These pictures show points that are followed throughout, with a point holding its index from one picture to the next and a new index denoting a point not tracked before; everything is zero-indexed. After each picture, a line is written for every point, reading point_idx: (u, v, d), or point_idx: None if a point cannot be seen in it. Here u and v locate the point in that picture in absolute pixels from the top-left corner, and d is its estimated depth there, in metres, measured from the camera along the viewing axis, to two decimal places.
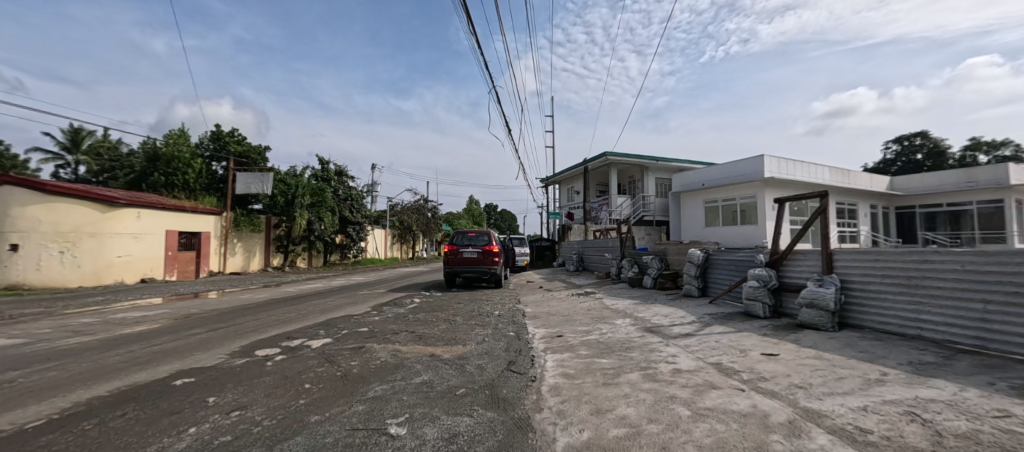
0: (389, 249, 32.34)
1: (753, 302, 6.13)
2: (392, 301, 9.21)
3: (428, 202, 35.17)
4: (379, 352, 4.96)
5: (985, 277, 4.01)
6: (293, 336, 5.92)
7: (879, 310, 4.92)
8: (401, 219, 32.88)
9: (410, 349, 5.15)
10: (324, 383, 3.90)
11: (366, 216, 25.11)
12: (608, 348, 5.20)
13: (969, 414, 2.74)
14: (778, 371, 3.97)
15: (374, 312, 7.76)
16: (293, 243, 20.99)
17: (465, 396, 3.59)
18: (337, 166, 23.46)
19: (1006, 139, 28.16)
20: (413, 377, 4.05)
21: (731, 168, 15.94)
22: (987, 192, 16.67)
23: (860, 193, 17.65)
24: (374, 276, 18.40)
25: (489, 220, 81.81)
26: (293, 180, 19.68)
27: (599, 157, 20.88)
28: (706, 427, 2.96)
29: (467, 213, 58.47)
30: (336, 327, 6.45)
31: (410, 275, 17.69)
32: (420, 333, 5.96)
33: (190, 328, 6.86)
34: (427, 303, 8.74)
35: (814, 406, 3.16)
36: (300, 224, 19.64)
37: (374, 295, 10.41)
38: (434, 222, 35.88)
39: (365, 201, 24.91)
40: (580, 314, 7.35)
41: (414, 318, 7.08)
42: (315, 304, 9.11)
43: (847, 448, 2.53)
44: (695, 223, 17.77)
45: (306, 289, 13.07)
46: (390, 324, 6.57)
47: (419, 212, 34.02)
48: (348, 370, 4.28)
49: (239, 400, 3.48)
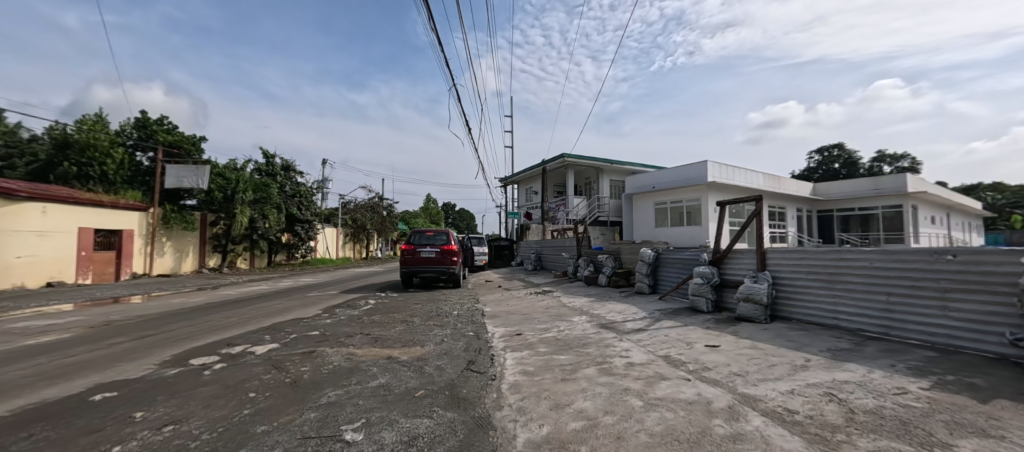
0: (342, 250, 31.12)
1: (698, 298, 6.57)
2: (346, 302, 8.96)
3: (384, 201, 34.25)
4: (331, 356, 4.84)
5: (887, 273, 4.58)
6: (234, 342, 5.62)
7: (803, 303, 5.48)
8: (355, 217, 31.60)
9: (365, 352, 5.06)
10: (271, 391, 3.76)
11: (316, 214, 24.04)
12: (566, 344, 5.40)
13: (876, 392, 3.16)
14: (720, 361, 4.33)
15: (325, 315, 7.49)
16: (233, 243, 19.60)
17: (425, 398, 3.61)
18: (284, 160, 22.28)
19: (906, 152, 32.01)
20: (370, 380, 4.01)
21: (679, 171, 16.85)
22: (890, 198, 18.86)
23: (789, 197, 19.33)
24: (326, 276, 17.67)
25: (446, 218, 80.53)
26: (233, 175, 18.42)
27: (557, 159, 21.24)
28: (656, 415, 3.20)
29: (424, 212, 57.16)
30: (284, 331, 6.20)
31: (365, 275, 17.23)
32: (376, 335, 5.87)
33: (109, 337, 6.26)
34: (382, 305, 8.55)
35: (750, 392, 3.51)
36: (242, 223, 18.26)
37: (326, 297, 10.08)
38: (389, 221, 35.01)
39: (315, 198, 23.83)
40: (538, 312, 7.53)
41: (370, 320, 6.94)
42: (262, 307, 8.71)
43: (779, 429, 2.84)
44: (646, 224, 18.62)
45: (247, 291, 12.39)
46: (345, 327, 6.41)
47: (374, 210, 33.04)
48: (298, 377, 4.13)
49: (171, 414, 3.28)
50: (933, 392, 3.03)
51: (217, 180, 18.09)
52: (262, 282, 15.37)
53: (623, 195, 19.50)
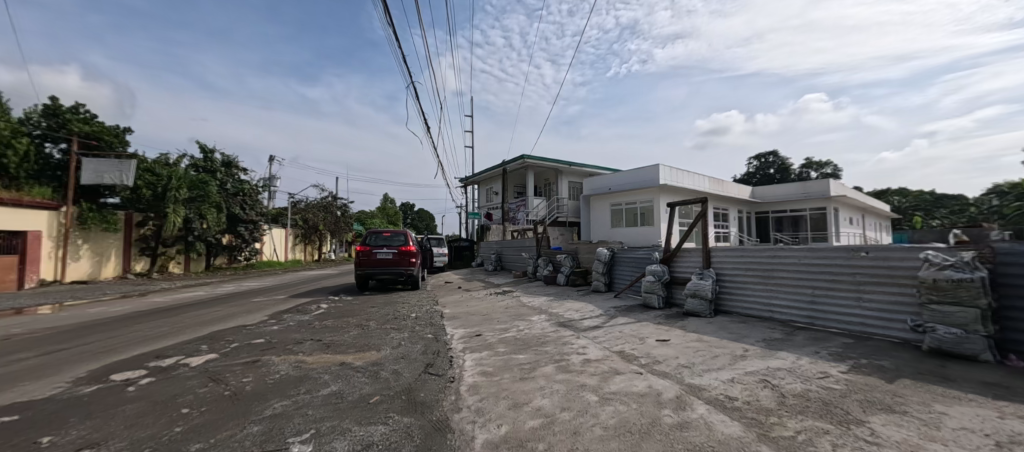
0: (291, 252, 29.62)
1: (649, 294, 6.89)
2: (295, 307, 8.57)
3: (338, 200, 32.99)
4: (278, 365, 4.63)
5: (814, 269, 5.02)
6: (165, 354, 5.23)
7: (742, 297, 5.91)
8: (305, 218, 30.16)
9: (315, 359, 4.88)
10: (208, 406, 3.54)
11: (261, 214, 22.76)
12: (525, 344, 5.49)
13: (803, 377, 3.48)
14: (669, 354, 4.58)
15: (271, 321, 7.13)
16: (164, 245, 18.24)
17: (380, 404, 3.56)
18: (226, 155, 20.86)
19: (829, 160, 35.15)
20: (321, 389, 3.88)
21: (633, 174, 17.51)
22: (815, 201, 20.62)
23: (731, 200, 20.64)
24: (272, 280, 16.72)
25: (405, 218, 78.87)
26: (165, 170, 16.95)
27: (517, 160, 21.38)
28: (611, 409, 3.34)
29: (381, 212, 55.64)
30: (223, 340, 5.85)
31: (317, 279, 16.51)
32: (328, 341, 5.68)
33: (10, 354, 5.61)
34: (335, 309, 8.26)
35: (696, 382, 3.74)
36: (174, 223, 17.02)
37: (272, 302, 9.57)
38: (344, 221, 33.76)
39: (260, 196, 22.54)
40: (498, 312, 7.58)
41: (322, 325, 6.69)
42: (199, 315, 8.14)
43: (721, 415, 3.06)
44: (603, 224, 19.19)
45: (182, 298, 11.51)
46: (294, 334, 6.15)
47: (327, 210, 31.73)
48: (239, 389, 3.91)
49: (87, 437, 3.01)
50: (851, 375, 3.38)
51: (145, 176, 16.58)
52: (200, 287, 14.32)
53: (581, 196, 19.97)
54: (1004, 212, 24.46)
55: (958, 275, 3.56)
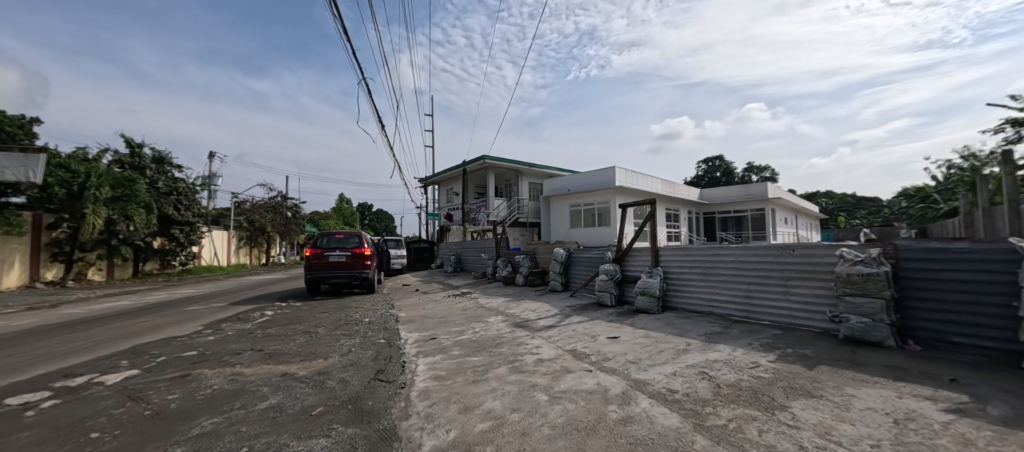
0: (234, 256, 27.79)
1: (603, 293, 7.08)
2: (235, 316, 8.07)
3: (287, 200, 31.55)
4: (212, 379, 4.35)
5: (749, 267, 5.35)
6: (76, 372, 4.76)
7: (686, 294, 6.20)
8: (250, 219, 28.54)
9: (254, 370, 4.63)
10: (124, 428, 3.26)
11: (198, 215, 21.29)
12: (479, 346, 5.47)
13: (737, 367, 3.70)
14: (619, 351, 4.72)
15: (206, 332, 6.68)
16: (82, 250, 16.58)
17: (323, 415, 3.43)
18: (157, 151, 19.44)
19: (768, 164, 37.67)
20: (258, 403, 3.68)
21: (591, 176, 17.92)
22: (756, 202, 22.10)
23: (681, 201, 21.62)
24: (211, 287, 15.66)
25: (362, 219, 76.53)
26: (83, 167, 15.58)
27: (477, 160, 21.31)
28: (559, 408, 3.39)
29: (336, 213, 53.73)
30: (148, 354, 5.41)
31: (262, 284, 15.63)
32: (271, 350, 5.41)
33: None
34: (281, 316, 7.87)
35: (641, 376, 3.88)
36: (94, 225, 15.54)
37: (209, 310, 8.94)
38: (294, 223, 32.31)
39: (198, 196, 21.11)
40: (455, 315, 7.52)
41: (265, 334, 6.36)
42: (120, 328, 7.46)
43: (662, 408, 3.19)
44: (562, 225, 19.50)
45: (104, 308, 10.54)
46: (232, 344, 5.80)
47: (275, 210, 30.32)
48: (163, 407, 3.64)
49: None
50: (778, 364, 3.63)
51: (58, 172, 15.10)
52: (126, 296, 13.17)
53: (541, 197, 20.19)
54: (913, 212, 27.31)
55: (867, 270, 3.91)
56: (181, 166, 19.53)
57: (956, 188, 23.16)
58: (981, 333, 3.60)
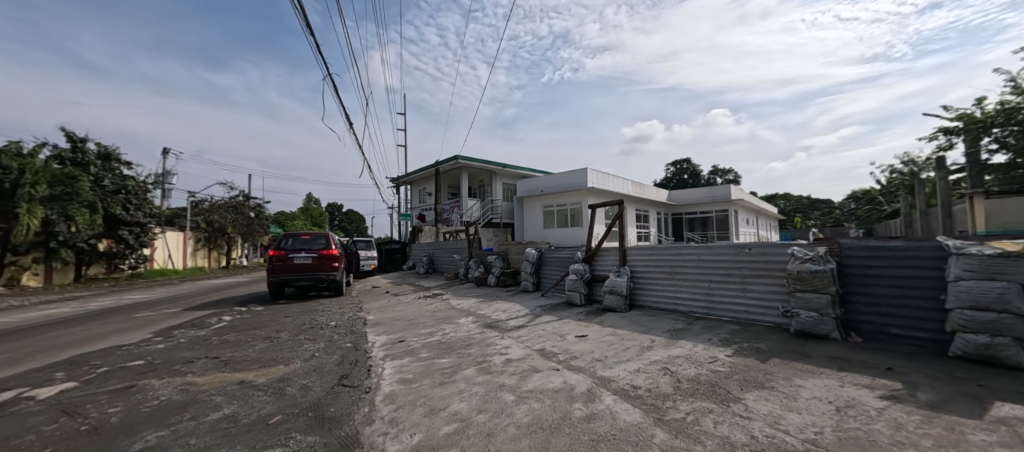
0: (191, 259, 26.43)
1: (573, 292, 7.16)
2: (189, 322, 7.69)
3: (249, 200, 30.37)
4: (160, 390, 4.13)
5: (710, 265, 5.54)
6: (5, 387, 4.41)
7: (651, 292, 6.36)
8: (209, 219, 27.30)
9: (208, 379, 4.43)
10: (57, 446, 3.05)
11: (150, 216, 20.17)
12: (448, 347, 5.43)
13: (697, 362, 3.81)
14: (586, 349, 4.79)
15: (157, 339, 6.33)
16: (15, 253, 15.39)
17: (281, 423, 3.31)
18: (103, 146, 18.33)
19: (732, 167, 39.18)
20: (210, 413, 3.52)
21: (563, 177, 18.12)
22: (720, 204, 22.91)
23: (650, 202, 22.16)
24: (165, 292, 14.85)
25: (331, 220, 74.52)
26: (15, 162, 14.50)
27: (450, 160, 21.16)
28: (526, 408, 3.41)
29: (304, 213, 52.19)
30: (89, 365, 5.08)
31: (222, 288, 14.95)
32: (227, 358, 5.18)
33: None
34: (240, 321, 7.56)
35: (607, 374, 3.95)
36: (30, 226, 14.46)
37: (160, 317, 8.46)
38: (258, 223, 31.14)
39: (149, 195, 20.01)
40: (425, 317, 7.43)
41: (222, 341, 6.09)
42: (57, 337, 6.95)
43: (625, 404, 3.25)
44: (535, 226, 19.62)
45: (41, 316, 9.81)
46: (184, 352, 5.52)
47: (236, 210, 29.13)
48: (102, 422, 3.42)
49: None
50: (734, 358, 3.77)
51: None
52: (68, 303, 12.31)
53: (515, 198, 20.23)
54: (862, 213, 29.05)
55: (815, 267, 4.14)
56: (130, 163, 18.46)
57: (898, 191, 24.86)
58: (914, 325, 3.87)
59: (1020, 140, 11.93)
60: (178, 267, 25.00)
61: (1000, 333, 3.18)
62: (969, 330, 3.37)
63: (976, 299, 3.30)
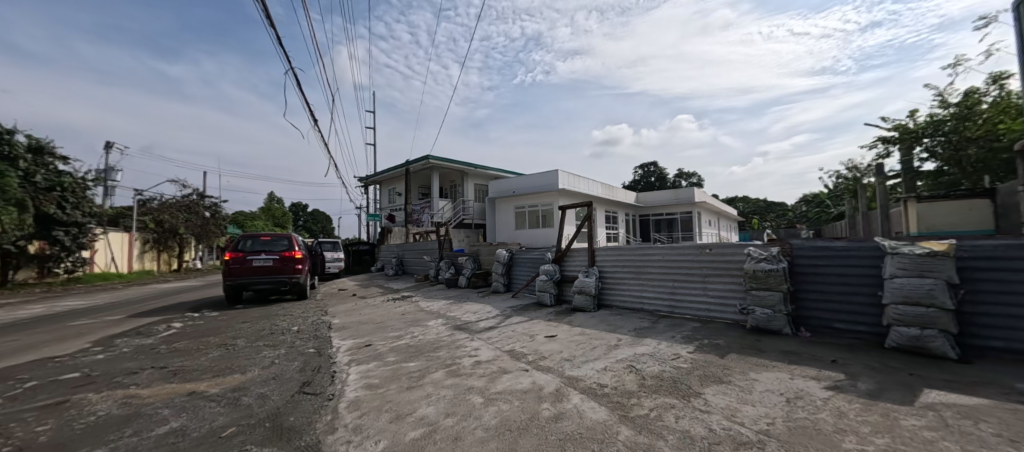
0: (137, 261, 24.77)
1: (543, 293, 7.24)
2: (135, 330, 7.22)
3: (204, 200, 28.88)
4: (101, 404, 3.86)
5: (673, 265, 5.73)
6: None
7: (618, 291, 6.51)
8: (159, 219, 25.76)
9: (156, 391, 4.18)
10: None
11: (89, 215, 18.82)
12: (417, 350, 5.36)
13: (661, 359, 3.93)
14: (555, 349, 4.85)
15: (98, 349, 5.92)
16: None
17: (236, 436, 3.18)
18: (33, 138, 16.54)
19: (696, 171, 40.70)
20: (157, 427, 3.33)
21: (535, 178, 18.27)
22: (685, 206, 23.67)
23: (619, 204, 22.66)
24: (108, 297, 13.88)
25: (295, 220, 71.95)
26: None
27: (421, 160, 20.90)
28: (494, 409, 3.41)
29: (265, 213, 50.13)
30: (18, 379, 4.68)
31: (172, 292, 14.13)
32: (178, 368, 4.91)
33: None
34: (194, 328, 7.18)
35: (574, 373, 4.01)
36: None
37: (101, 325, 7.91)
38: (214, 223, 29.66)
39: (89, 193, 18.67)
40: (392, 320, 7.30)
41: (173, 349, 5.76)
42: None
43: (591, 403, 3.32)
44: (506, 227, 19.66)
45: None
46: (129, 363, 5.18)
47: (189, 210, 27.63)
48: (33, 441, 3.17)
49: None
50: (695, 354, 3.91)
51: None
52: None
53: (486, 199, 20.21)
54: (813, 216, 30.83)
55: (769, 266, 4.39)
56: (68, 158, 17.18)
57: (844, 195, 26.60)
58: (855, 319, 4.15)
59: (947, 150, 13.09)
60: (122, 270, 23.45)
61: (928, 326, 3.50)
62: (901, 324, 3.66)
63: (907, 295, 3.59)
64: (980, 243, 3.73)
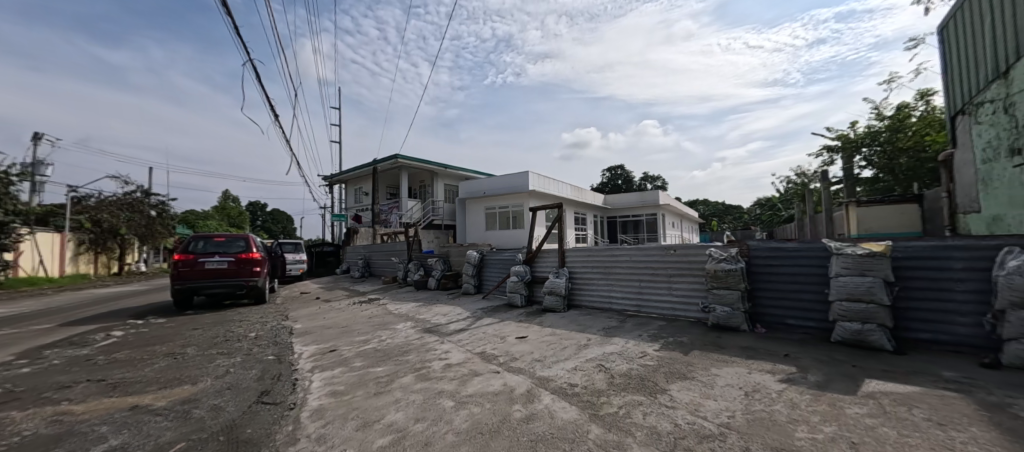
0: (70, 264, 22.80)
1: (514, 294, 7.24)
2: (68, 340, 6.63)
3: (149, 198, 27.03)
4: (26, 423, 3.50)
5: (640, 265, 5.86)
6: None
7: (587, 291, 6.60)
8: (97, 218, 23.87)
9: (93, 406, 3.85)
10: None
11: (12, 213, 17.17)
12: (385, 355, 5.21)
13: (629, 358, 4.00)
14: (526, 350, 4.84)
15: (25, 362, 5.39)
16: None
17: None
18: None
19: (660, 175, 42.02)
20: (94, 446, 3.05)
21: (505, 179, 18.28)
22: (650, 208, 24.32)
23: (588, 205, 23.03)
24: (36, 304, 12.67)
25: (253, 220, 68.68)
26: None
27: (389, 159, 20.45)
28: (465, 413, 3.36)
29: (220, 213, 47.56)
30: None
31: (112, 298, 13.10)
32: (119, 380, 4.55)
33: None
34: (138, 336, 6.68)
35: (545, 374, 4.01)
36: None
37: (28, 335, 7.21)
38: (161, 223, 27.82)
39: (13, 189, 17.05)
40: (359, 323, 7.07)
41: (113, 360, 5.33)
42: None
43: (562, 403, 3.32)
44: (477, 228, 19.55)
45: None
46: (61, 376, 4.74)
47: (132, 209, 25.77)
48: None
49: None
50: (661, 352, 4.00)
51: None
52: None
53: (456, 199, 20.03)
54: (768, 218, 32.49)
55: (728, 266, 4.56)
56: None
57: (794, 199, 28.24)
58: (805, 315, 4.38)
59: (881, 159, 14.18)
60: (53, 273, 21.54)
61: (868, 320, 3.74)
62: (845, 319, 3.89)
63: (850, 292, 3.83)
64: (912, 244, 4.01)
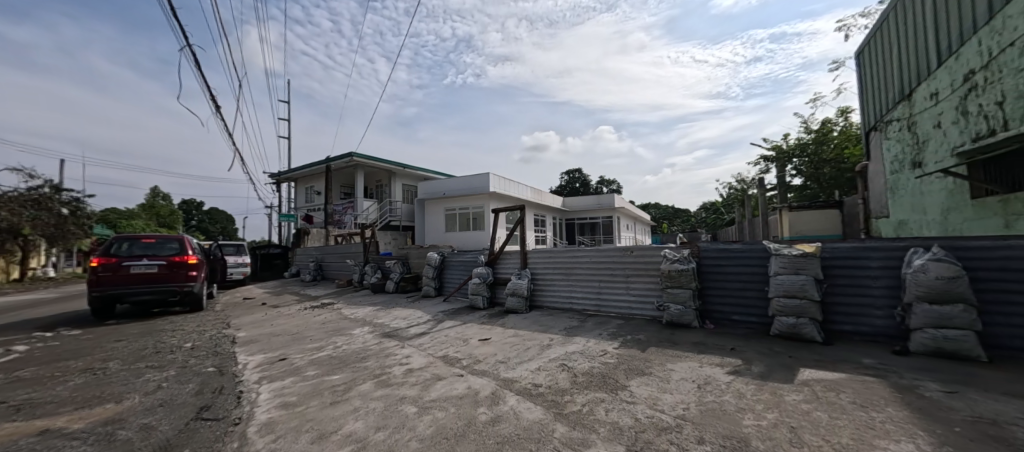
0: None
1: (476, 296, 7.18)
2: None
3: (60, 194, 24.16)
4: None
5: (599, 265, 6.03)
6: None
7: (548, 292, 6.70)
8: None
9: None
10: None
11: None
12: (341, 362, 5.01)
13: (590, 356, 4.10)
14: (489, 352, 4.83)
15: None
16: None
17: None
18: None
19: (614, 179, 43.42)
20: None
21: (466, 180, 18.19)
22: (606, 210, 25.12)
23: (547, 208, 23.39)
24: None
25: (187, 220, 63.45)
26: None
27: (344, 157, 19.69)
28: (429, 418, 3.30)
29: (147, 212, 43.49)
30: None
31: (15, 308, 11.58)
32: (28, 401, 4.04)
33: None
34: (51, 351, 5.96)
35: (509, 375, 4.02)
36: None
37: None
38: (75, 223, 24.97)
39: None
40: (312, 330, 6.74)
41: (20, 379, 4.73)
42: None
43: (526, 403, 3.35)
44: (436, 229, 19.27)
45: None
46: None
47: (39, 207, 22.92)
48: None
49: None
50: (620, 349, 4.14)
51: None
52: None
53: (415, 200, 19.64)
54: (712, 221, 34.52)
55: (681, 266, 4.80)
56: None
57: (734, 203, 30.25)
58: (749, 311, 4.70)
59: (808, 168, 15.51)
60: None
61: (801, 315, 4.08)
62: (782, 314, 4.21)
63: (787, 289, 4.16)
64: (838, 245, 4.42)
